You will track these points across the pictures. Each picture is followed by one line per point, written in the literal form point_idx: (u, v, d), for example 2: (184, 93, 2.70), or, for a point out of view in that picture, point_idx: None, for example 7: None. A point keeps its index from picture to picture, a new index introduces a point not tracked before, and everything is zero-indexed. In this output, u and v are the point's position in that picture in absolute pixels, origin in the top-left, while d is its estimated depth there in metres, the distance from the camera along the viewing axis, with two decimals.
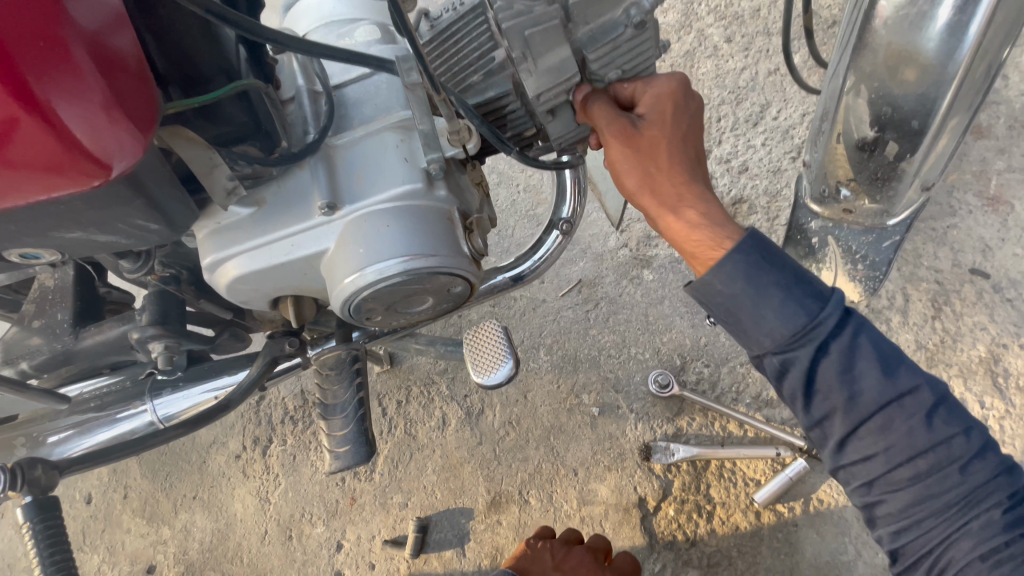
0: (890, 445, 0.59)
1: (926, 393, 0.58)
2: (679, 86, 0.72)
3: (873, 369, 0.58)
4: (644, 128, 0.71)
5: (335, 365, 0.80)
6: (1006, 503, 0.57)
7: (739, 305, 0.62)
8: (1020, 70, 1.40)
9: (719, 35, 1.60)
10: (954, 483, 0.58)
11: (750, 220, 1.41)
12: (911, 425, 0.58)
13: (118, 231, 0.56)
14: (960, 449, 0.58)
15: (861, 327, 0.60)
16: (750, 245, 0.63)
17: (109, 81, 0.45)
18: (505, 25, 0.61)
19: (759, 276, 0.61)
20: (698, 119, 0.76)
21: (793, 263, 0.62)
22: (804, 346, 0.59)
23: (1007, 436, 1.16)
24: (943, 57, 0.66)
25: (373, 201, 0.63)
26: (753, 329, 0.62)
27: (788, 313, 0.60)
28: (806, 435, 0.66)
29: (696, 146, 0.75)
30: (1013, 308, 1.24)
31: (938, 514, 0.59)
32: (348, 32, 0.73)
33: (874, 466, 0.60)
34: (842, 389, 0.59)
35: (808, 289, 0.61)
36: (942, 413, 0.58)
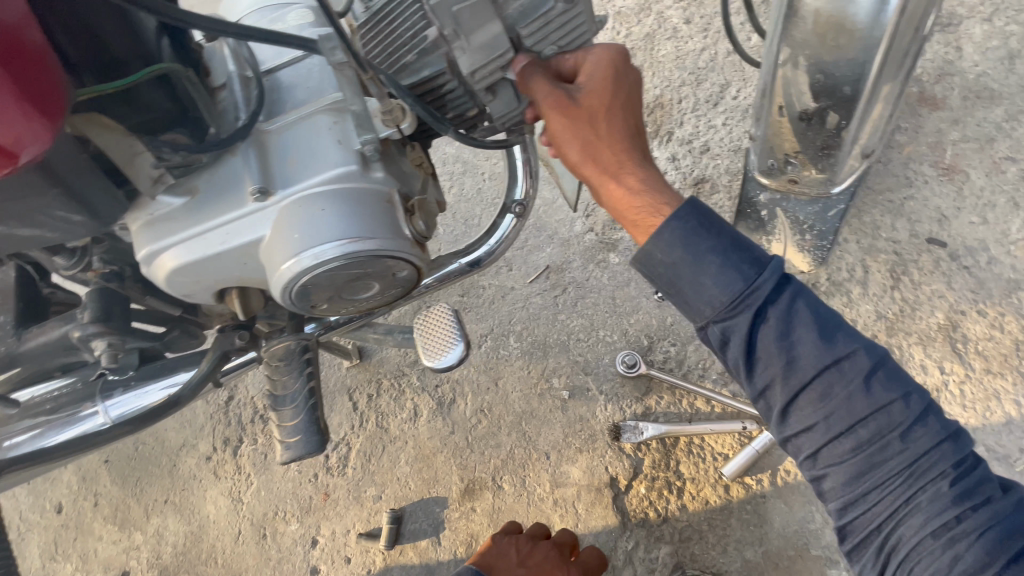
0: (831, 413, 0.58)
1: (863, 357, 0.58)
2: (617, 55, 0.72)
3: (810, 334, 0.59)
4: (583, 98, 0.70)
5: (285, 356, 0.79)
6: (952, 473, 0.57)
7: (680, 273, 0.64)
8: (971, 43, 1.43)
9: (678, 17, 1.60)
10: (895, 451, 0.57)
11: (712, 200, 1.42)
12: (851, 391, 0.57)
13: (40, 224, 0.56)
14: (900, 416, 0.57)
15: (800, 293, 0.60)
16: (688, 211, 0.64)
17: (8, 68, 0.44)
18: (432, 2, 0.60)
19: (695, 243, 0.63)
20: (637, 91, 0.75)
21: (731, 230, 0.64)
22: (742, 312, 0.60)
23: (966, 399, 1.19)
24: (870, 21, 0.67)
25: (306, 185, 0.62)
26: (694, 300, 0.63)
27: (726, 279, 0.61)
28: (752, 408, 0.65)
29: (635, 116, 0.74)
30: (969, 275, 1.27)
31: (885, 488, 0.57)
32: (281, 16, 0.73)
33: (815, 436, 0.59)
34: (782, 354, 0.59)
35: (744, 255, 0.62)
36: (881, 376, 0.58)
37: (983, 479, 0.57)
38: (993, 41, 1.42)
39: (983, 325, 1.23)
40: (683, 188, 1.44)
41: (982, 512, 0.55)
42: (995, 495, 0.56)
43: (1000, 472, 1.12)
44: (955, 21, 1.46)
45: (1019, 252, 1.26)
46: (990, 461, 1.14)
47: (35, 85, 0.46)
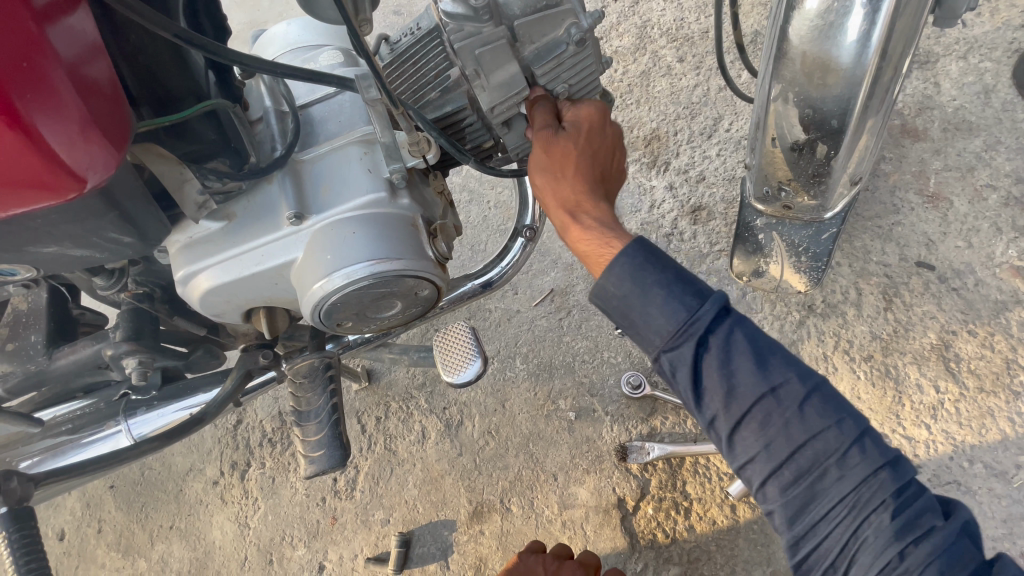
0: (771, 441, 0.62)
1: (797, 385, 0.61)
2: (598, 113, 0.76)
3: (747, 363, 0.62)
4: (564, 139, 0.73)
5: (308, 373, 0.82)
6: (892, 503, 0.58)
7: (631, 305, 0.68)
8: (949, 79, 1.53)
9: (671, 56, 1.70)
10: (834, 479, 0.60)
11: (709, 226, 1.48)
12: (788, 417, 0.61)
13: (93, 245, 0.60)
14: (835, 442, 0.60)
15: (738, 323, 0.64)
16: (636, 247, 0.69)
17: (87, 104, 0.48)
18: (456, 46, 0.67)
19: (643, 276, 0.67)
20: (614, 144, 0.81)
21: (676, 265, 0.68)
22: (686, 342, 0.64)
23: (962, 417, 1.22)
24: (853, 63, 0.74)
25: (339, 211, 0.67)
26: (646, 330, 0.67)
27: (670, 309, 0.65)
28: (705, 438, 0.68)
29: (602, 165, 0.79)
30: (959, 296, 1.32)
31: (832, 520, 0.60)
32: (313, 57, 0.79)
33: (760, 464, 0.63)
34: (722, 383, 0.63)
35: (686, 287, 0.66)
36: (815, 402, 0.61)
37: (924, 509, 0.59)
38: (969, 77, 1.52)
39: (974, 344, 1.28)
40: (681, 216, 1.51)
41: (922, 546, 0.57)
42: (936, 525, 0.58)
43: (999, 489, 1.15)
44: (932, 59, 1.56)
45: (1004, 274, 1.32)
46: (989, 478, 1.16)
47: (104, 118, 0.51)
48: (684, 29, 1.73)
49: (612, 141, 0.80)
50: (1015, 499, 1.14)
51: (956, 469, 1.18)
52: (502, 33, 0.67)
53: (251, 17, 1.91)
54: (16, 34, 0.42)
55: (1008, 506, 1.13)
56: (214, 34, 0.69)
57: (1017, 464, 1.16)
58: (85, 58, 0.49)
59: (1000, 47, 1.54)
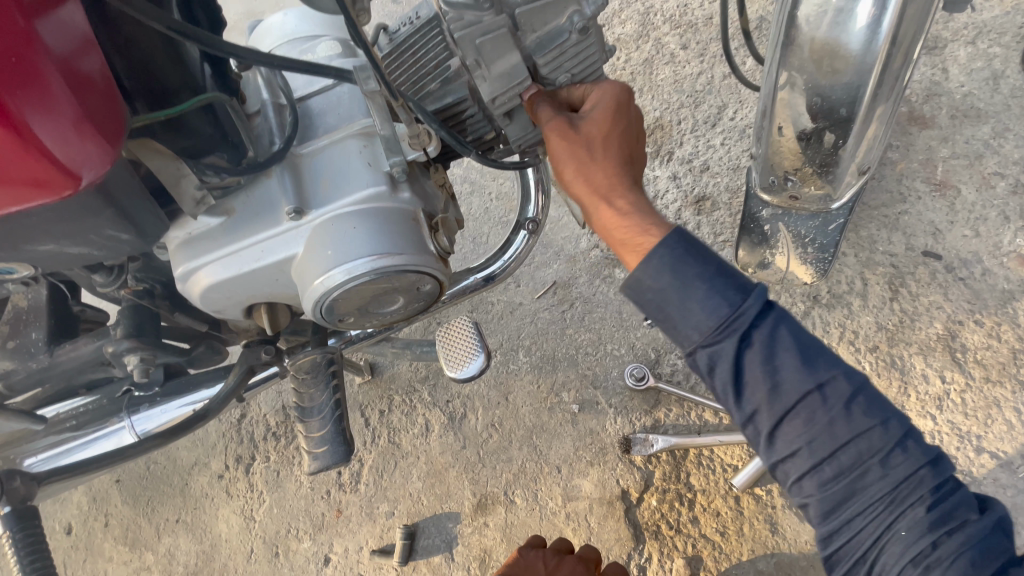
0: (814, 438, 0.60)
1: (843, 383, 0.60)
2: (621, 92, 0.75)
3: (794, 360, 0.61)
4: (584, 125, 0.74)
5: (310, 369, 0.82)
6: (930, 499, 0.58)
7: (668, 297, 0.66)
8: (958, 64, 1.50)
9: (675, 43, 1.67)
10: (876, 477, 0.59)
11: (713, 217, 1.47)
12: (832, 416, 0.60)
13: (90, 242, 0.59)
14: (880, 441, 0.59)
15: (782, 319, 0.63)
16: (676, 239, 0.67)
17: (79, 100, 0.47)
18: (457, 36, 0.66)
19: (683, 268, 0.65)
20: (638, 126, 0.80)
21: (718, 258, 0.66)
22: (728, 337, 0.63)
23: (968, 407, 1.22)
24: (862, 49, 0.72)
25: (340, 205, 0.66)
26: (682, 325, 0.65)
27: (712, 304, 0.63)
28: (740, 434, 0.67)
29: (630, 147, 0.78)
30: (965, 286, 1.31)
31: (867, 515, 0.59)
32: (311, 48, 0.78)
33: (800, 461, 0.61)
34: (766, 380, 0.61)
35: (730, 282, 0.64)
36: (862, 402, 0.60)
37: (959, 503, 0.59)
38: (978, 63, 1.49)
39: (981, 334, 1.26)
40: (684, 206, 1.50)
41: (955, 537, 0.56)
42: (971, 518, 0.58)
43: (1004, 480, 1.15)
44: (940, 45, 1.53)
45: (1011, 264, 1.31)
46: (995, 468, 1.16)
47: (97, 114, 0.50)
48: (687, 16, 1.70)
49: (635, 124, 0.79)
50: (1021, 489, 1.13)
51: (962, 459, 1.18)
52: (503, 22, 0.66)
53: (248, 6, 1.88)
54: (4, 29, 0.41)
55: (1014, 496, 1.13)
56: (209, 24, 0.67)
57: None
58: (76, 51, 0.48)
59: (1009, 32, 1.51)
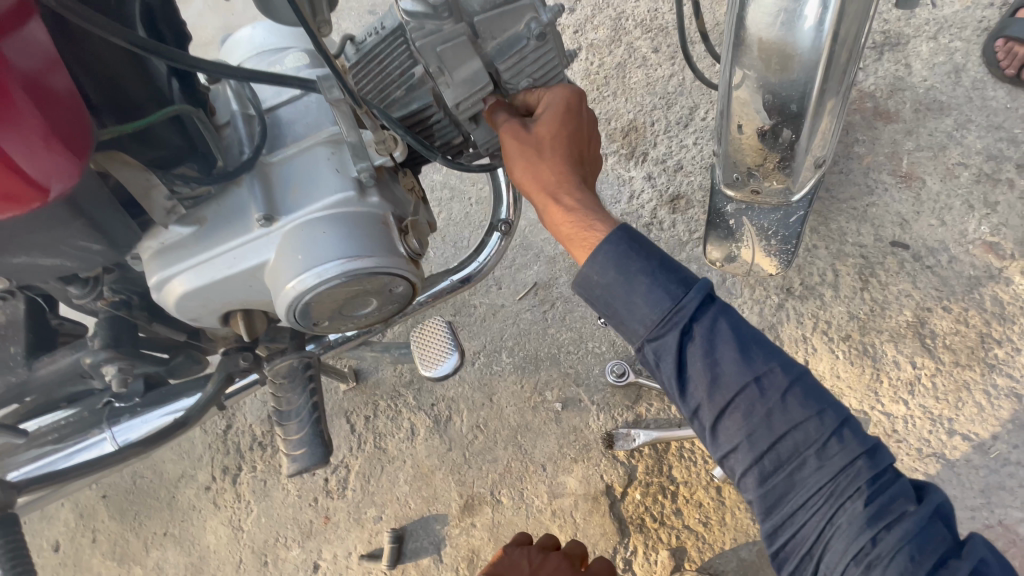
0: (752, 431, 0.63)
1: (780, 374, 0.63)
2: (574, 95, 0.78)
3: (731, 352, 0.64)
4: (537, 127, 0.76)
5: (288, 374, 0.83)
6: (867, 492, 0.60)
7: (614, 293, 0.70)
8: (919, 59, 1.55)
9: (646, 46, 1.71)
10: (812, 469, 0.62)
11: (688, 214, 1.51)
12: (770, 407, 0.62)
13: (62, 253, 0.61)
14: (815, 433, 0.62)
15: (722, 312, 0.66)
16: (620, 236, 0.71)
17: (43, 113, 0.49)
18: (419, 44, 0.68)
19: (627, 264, 0.69)
20: (590, 129, 0.84)
21: (661, 253, 0.69)
22: (670, 330, 0.66)
23: (939, 391, 1.25)
24: (809, 47, 0.75)
25: (309, 211, 0.68)
26: (630, 320, 0.69)
27: (655, 297, 0.67)
28: (689, 428, 0.69)
29: (580, 148, 0.82)
30: (933, 274, 1.35)
31: (809, 508, 0.61)
32: (279, 59, 0.80)
33: (742, 455, 0.64)
34: (707, 371, 0.64)
35: (672, 276, 0.68)
36: (797, 392, 0.62)
37: (898, 495, 0.60)
38: (940, 57, 1.54)
39: (949, 320, 1.30)
40: (660, 205, 1.53)
41: (894, 531, 0.58)
42: (909, 510, 0.59)
43: (976, 461, 1.18)
44: (902, 42, 1.58)
45: (977, 251, 1.35)
46: (967, 449, 1.20)
47: (65, 126, 0.51)
48: (658, 20, 1.74)
49: (587, 127, 0.83)
50: (992, 469, 1.17)
51: (934, 441, 1.21)
52: (463, 29, 0.68)
53: (225, 20, 1.90)
54: None
55: (986, 476, 1.17)
56: (176, 40, 0.69)
57: (993, 435, 1.20)
58: (43, 68, 0.49)
59: (968, 28, 1.56)
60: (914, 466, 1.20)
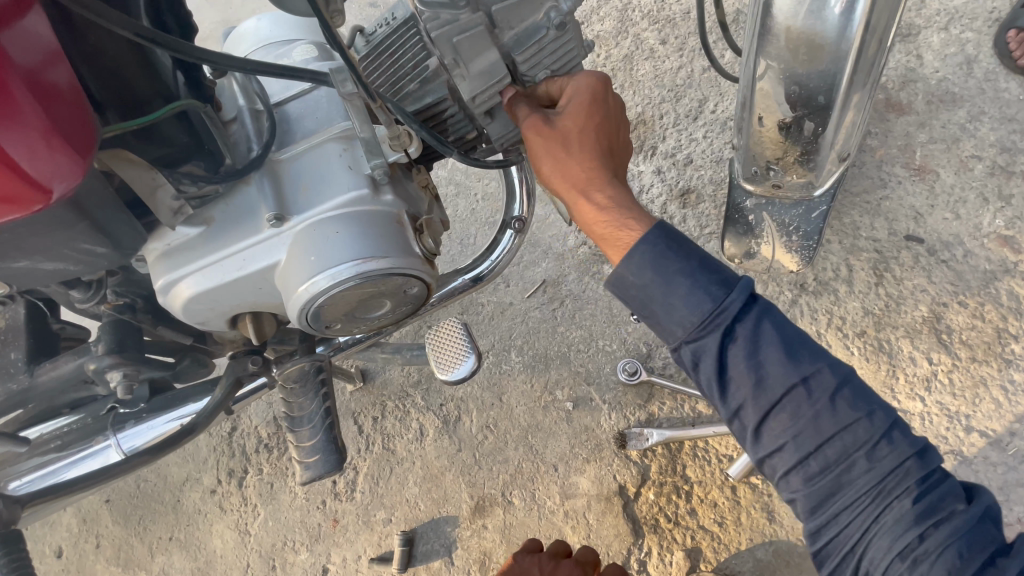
0: (798, 432, 0.61)
1: (828, 375, 0.61)
2: (600, 82, 0.75)
3: (777, 353, 0.62)
4: (561, 121, 0.74)
5: (299, 378, 0.81)
6: (916, 490, 0.58)
7: (651, 295, 0.66)
8: (932, 49, 1.52)
9: (654, 38, 1.68)
10: (861, 470, 0.59)
11: (698, 209, 1.48)
12: (818, 409, 0.60)
13: (65, 257, 0.59)
14: (865, 434, 0.59)
15: (765, 313, 0.63)
16: (657, 234, 0.67)
17: (46, 111, 0.46)
18: (433, 35, 0.65)
19: (665, 265, 0.66)
20: (619, 117, 0.80)
21: (701, 251, 0.66)
22: (711, 332, 0.63)
23: (956, 387, 1.23)
24: (838, 36, 0.72)
25: (321, 210, 0.65)
26: (666, 321, 0.66)
27: (694, 300, 0.64)
28: (729, 429, 0.67)
29: (609, 138, 0.79)
30: (948, 268, 1.33)
31: (855, 509, 0.59)
32: (286, 52, 0.77)
33: (787, 456, 0.62)
34: (750, 372, 0.62)
35: (712, 276, 0.65)
36: (847, 394, 0.60)
37: (946, 494, 0.58)
38: (953, 48, 1.52)
39: (965, 315, 1.28)
40: (670, 200, 1.50)
41: (943, 529, 0.56)
42: (959, 508, 0.57)
43: (994, 458, 1.17)
44: (914, 32, 1.55)
45: (992, 244, 1.33)
46: (985, 446, 1.18)
47: (68, 124, 0.49)
48: (665, 11, 1.70)
49: (615, 113, 0.79)
50: (1011, 466, 1.16)
51: (952, 438, 1.20)
52: (479, 19, 0.65)
53: (223, 14, 1.85)
54: None
55: (1005, 473, 1.16)
56: (179, 32, 0.66)
57: (1012, 431, 1.18)
58: (43, 63, 0.47)
59: (981, 17, 1.54)
60: None
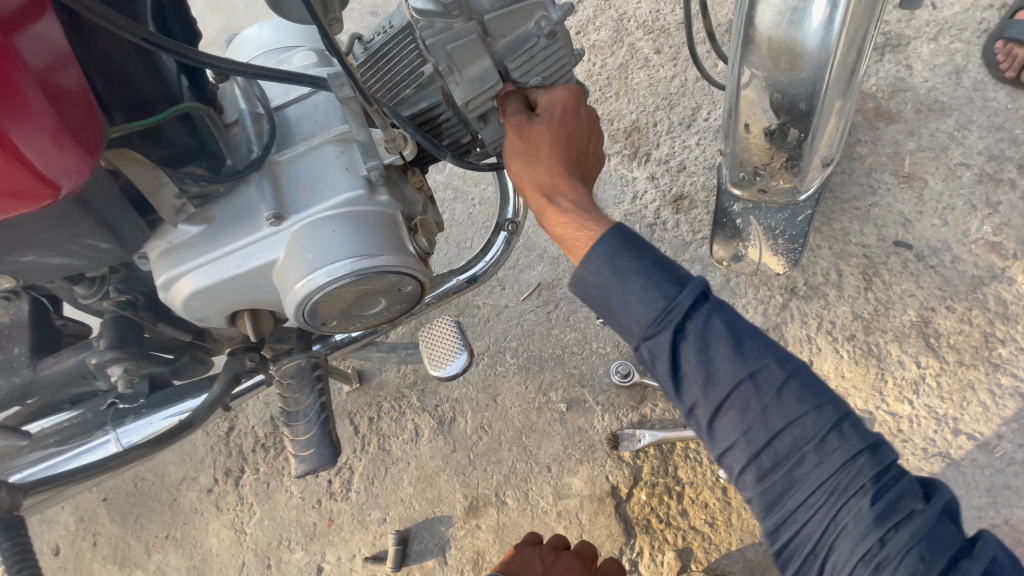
0: (749, 428, 0.62)
1: (775, 370, 0.62)
2: (574, 95, 0.77)
3: (725, 349, 0.63)
4: (537, 124, 0.75)
5: (296, 374, 0.83)
6: (871, 489, 0.59)
7: (609, 293, 0.69)
8: (921, 60, 1.55)
9: (649, 47, 1.72)
10: (812, 466, 0.60)
11: (691, 215, 1.51)
12: (766, 403, 0.62)
13: (71, 252, 0.61)
14: (813, 428, 0.61)
15: (716, 309, 0.65)
16: (614, 235, 0.70)
17: (57, 111, 0.49)
18: (429, 43, 0.68)
19: (619, 262, 0.68)
20: (591, 129, 0.82)
21: (654, 251, 0.68)
22: (664, 329, 0.65)
23: (944, 390, 1.25)
24: (817, 46, 0.76)
25: (319, 210, 0.67)
26: (625, 317, 0.68)
27: (649, 296, 0.66)
28: (686, 427, 0.68)
29: (577, 151, 0.81)
30: (936, 274, 1.35)
31: (810, 506, 0.60)
32: (286, 58, 0.80)
33: (739, 452, 0.63)
34: (701, 369, 0.63)
35: (665, 275, 0.66)
36: (794, 387, 0.62)
37: (904, 492, 0.59)
38: (940, 58, 1.55)
39: (953, 319, 1.31)
40: (663, 205, 1.53)
41: (902, 531, 0.57)
42: (917, 508, 0.58)
43: (982, 460, 1.18)
44: (903, 42, 1.58)
45: (980, 250, 1.35)
46: (972, 449, 1.20)
47: (77, 124, 0.51)
48: (660, 21, 1.74)
49: (587, 126, 0.81)
50: (998, 469, 1.17)
51: (939, 441, 1.21)
52: (473, 28, 0.68)
53: (226, 22, 1.89)
54: None
55: (992, 476, 1.17)
56: (184, 38, 0.69)
57: (998, 434, 1.20)
58: (56, 66, 0.49)
59: (968, 29, 1.57)
60: (920, 465, 1.20)
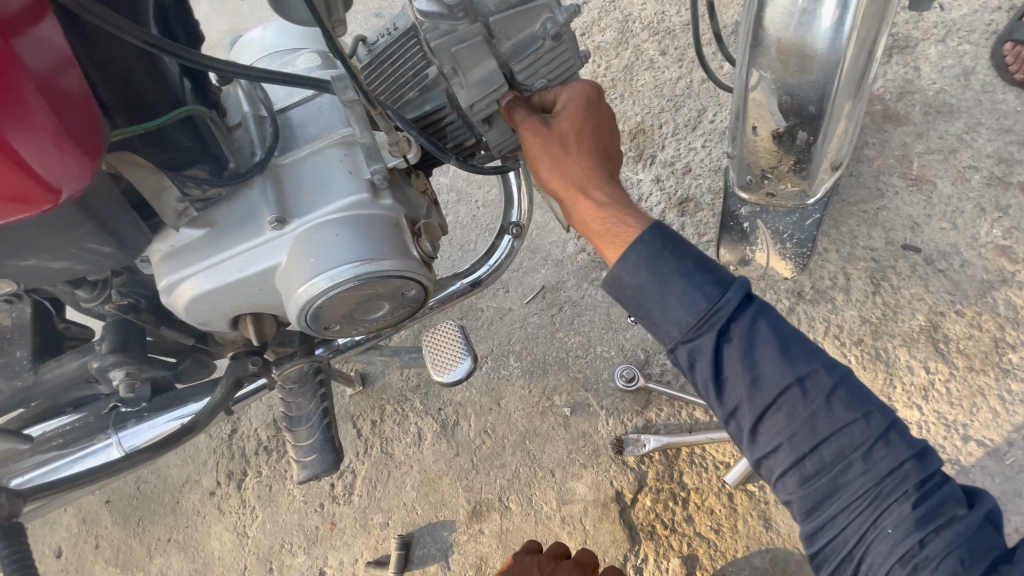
0: (795, 433, 0.61)
1: (825, 376, 0.61)
2: (593, 89, 0.77)
3: (772, 352, 0.62)
4: (558, 123, 0.75)
5: (298, 379, 0.82)
6: (915, 494, 0.59)
7: (647, 294, 0.67)
8: (929, 62, 1.54)
9: (654, 49, 1.71)
10: (858, 472, 0.60)
11: (696, 218, 1.50)
12: (813, 409, 0.60)
13: (72, 256, 0.61)
14: (861, 435, 0.60)
15: (761, 312, 0.64)
16: (654, 235, 0.68)
17: (58, 115, 0.48)
18: (433, 45, 0.67)
19: (660, 265, 0.67)
20: (611, 123, 0.82)
21: (697, 252, 0.67)
22: (707, 331, 0.64)
23: (953, 396, 1.24)
24: (827, 48, 0.74)
25: (322, 214, 0.67)
26: (662, 321, 0.67)
27: (690, 299, 0.64)
28: (725, 429, 0.67)
29: (603, 142, 0.80)
30: (945, 278, 1.33)
31: (852, 511, 0.60)
32: (290, 61, 0.79)
33: (782, 456, 0.62)
34: (745, 373, 0.62)
35: (708, 276, 0.65)
36: (842, 394, 0.61)
37: (947, 497, 0.59)
38: (949, 60, 1.53)
39: (962, 324, 1.29)
40: (668, 208, 1.52)
41: (943, 535, 0.57)
42: (959, 513, 0.58)
43: (992, 467, 1.17)
44: (911, 44, 1.57)
45: (989, 254, 1.34)
46: (982, 456, 1.18)
47: (78, 127, 0.51)
48: (665, 23, 1.73)
49: (608, 120, 0.81)
50: (1009, 476, 1.15)
51: (949, 448, 1.20)
52: (477, 30, 0.67)
53: (231, 24, 1.89)
54: None
55: (1002, 483, 1.15)
56: (187, 40, 0.68)
57: (1009, 441, 1.18)
58: (57, 69, 0.49)
59: (978, 30, 1.55)
60: None
